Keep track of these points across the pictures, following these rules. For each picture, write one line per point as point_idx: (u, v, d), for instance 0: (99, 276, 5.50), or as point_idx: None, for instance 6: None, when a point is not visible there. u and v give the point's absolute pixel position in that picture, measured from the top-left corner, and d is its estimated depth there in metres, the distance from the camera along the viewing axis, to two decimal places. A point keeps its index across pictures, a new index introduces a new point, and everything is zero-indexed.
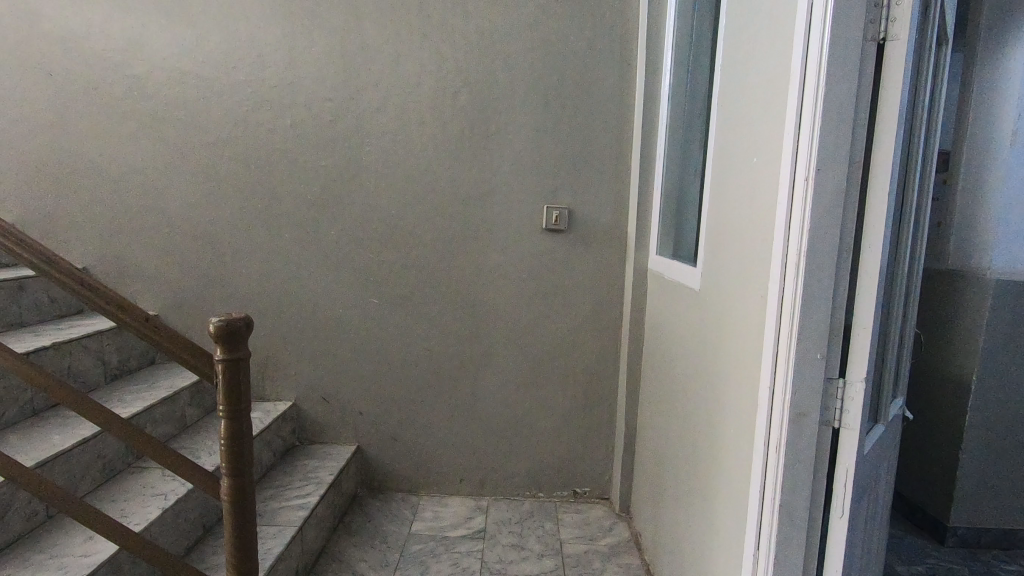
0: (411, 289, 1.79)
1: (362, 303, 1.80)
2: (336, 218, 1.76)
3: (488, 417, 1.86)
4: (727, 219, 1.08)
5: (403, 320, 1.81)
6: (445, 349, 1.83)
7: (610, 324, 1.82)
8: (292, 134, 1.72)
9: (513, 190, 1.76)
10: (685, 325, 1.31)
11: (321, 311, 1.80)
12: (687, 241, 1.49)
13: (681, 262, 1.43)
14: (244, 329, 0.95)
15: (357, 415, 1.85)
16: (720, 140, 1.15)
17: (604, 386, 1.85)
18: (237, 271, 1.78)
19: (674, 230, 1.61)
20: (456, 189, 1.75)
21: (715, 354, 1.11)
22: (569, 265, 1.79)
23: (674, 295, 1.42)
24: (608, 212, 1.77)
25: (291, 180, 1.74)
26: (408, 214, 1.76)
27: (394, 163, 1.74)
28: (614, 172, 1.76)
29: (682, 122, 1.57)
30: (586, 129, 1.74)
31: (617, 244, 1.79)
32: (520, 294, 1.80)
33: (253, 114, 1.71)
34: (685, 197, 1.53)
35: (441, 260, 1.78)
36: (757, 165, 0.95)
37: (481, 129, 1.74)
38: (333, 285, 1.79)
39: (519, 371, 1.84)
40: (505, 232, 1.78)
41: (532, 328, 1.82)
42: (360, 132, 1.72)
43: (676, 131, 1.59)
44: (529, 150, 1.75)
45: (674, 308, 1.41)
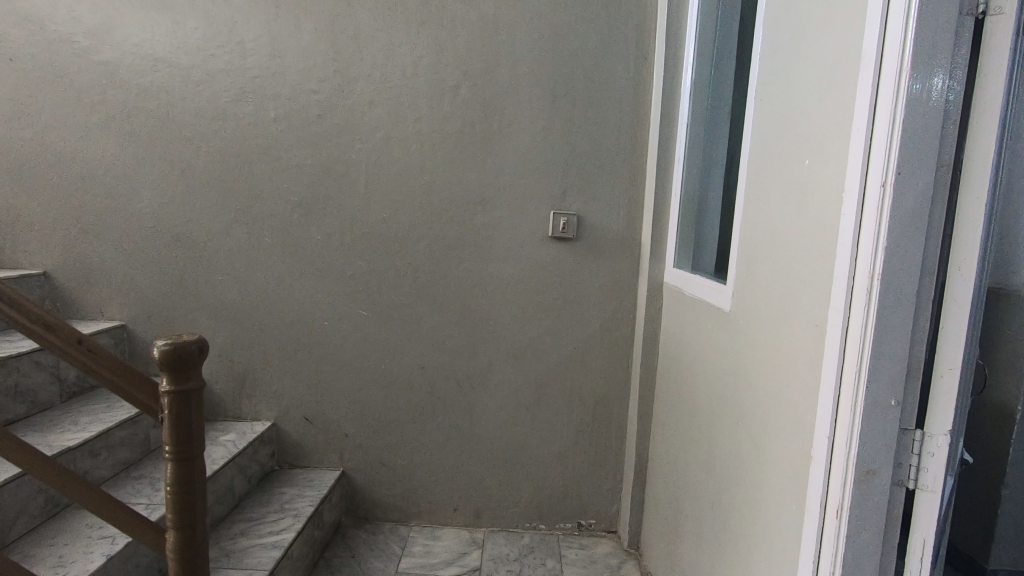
0: (403, 300, 1.64)
1: (350, 314, 1.64)
2: (323, 222, 1.61)
3: (485, 441, 1.70)
4: (767, 233, 0.92)
5: (395, 334, 1.66)
6: (440, 366, 1.67)
7: (620, 341, 1.67)
8: (275, 127, 1.57)
9: (517, 194, 1.61)
10: (711, 351, 1.15)
11: (305, 322, 1.65)
12: (710, 253, 1.35)
13: (705, 278, 1.27)
14: (197, 354, 0.80)
15: (341, 436, 1.69)
16: (756, 141, 1.00)
17: (613, 409, 1.69)
18: (213, 277, 1.62)
19: (695, 241, 1.46)
20: (455, 192, 1.60)
21: (751, 391, 0.95)
22: (577, 277, 1.64)
23: (696, 315, 1.26)
24: (621, 219, 1.62)
25: (274, 179, 1.59)
26: (402, 218, 1.61)
27: (388, 162, 1.59)
28: (628, 177, 1.61)
29: (705, 122, 1.42)
30: (597, 128, 1.59)
31: (629, 255, 1.64)
32: (523, 308, 1.65)
33: (233, 107, 1.56)
34: (708, 205, 1.39)
35: (438, 269, 1.63)
36: (811, 169, 0.79)
37: (483, 126, 1.59)
38: (319, 294, 1.64)
39: (520, 391, 1.69)
40: (508, 240, 1.63)
41: (536, 345, 1.67)
42: (350, 127, 1.57)
43: (698, 132, 1.45)
44: (535, 150, 1.60)
45: (696, 330, 1.26)
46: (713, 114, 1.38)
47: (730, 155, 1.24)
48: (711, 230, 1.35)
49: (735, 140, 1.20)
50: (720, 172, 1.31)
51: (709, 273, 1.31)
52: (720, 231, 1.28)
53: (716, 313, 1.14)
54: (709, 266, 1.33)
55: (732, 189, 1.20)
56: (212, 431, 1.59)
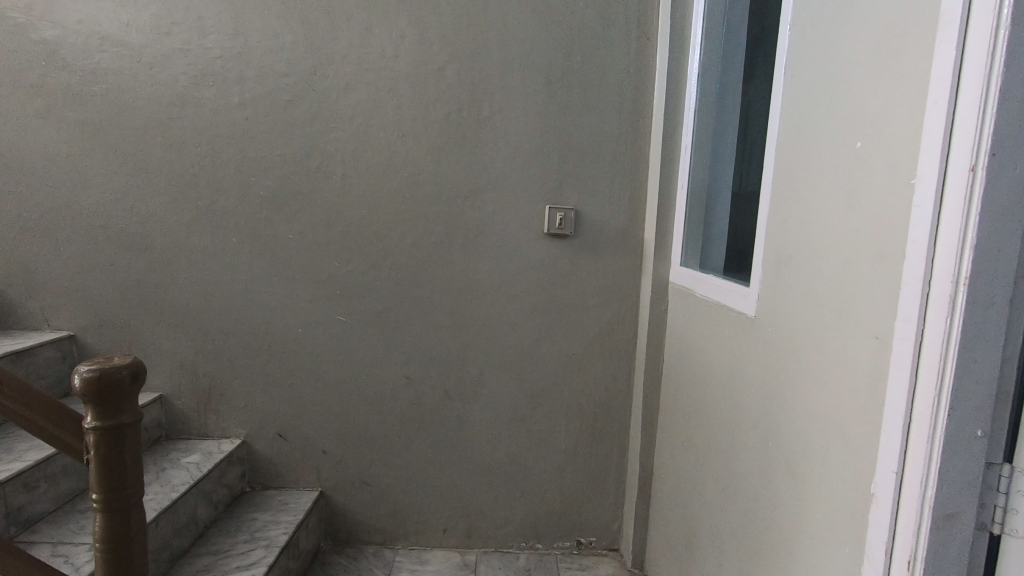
0: (386, 305, 1.50)
1: (327, 320, 1.50)
2: (295, 219, 1.46)
3: (476, 456, 1.57)
4: (806, 230, 0.80)
5: (377, 342, 1.51)
6: (426, 376, 1.53)
7: (621, 345, 1.55)
8: (240, 114, 1.41)
9: (509, 188, 1.48)
10: (731, 361, 1.03)
11: (277, 330, 1.50)
12: (723, 252, 1.23)
13: (720, 279, 1.15)
14: (130, 382, 0.65)
15: (319, 454, 1.55)
16: (786, 126, 0.87)
17: (614, 419, 1.58)
18: (174, 281, 1.47)
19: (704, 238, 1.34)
20: (442, 185, 1.46)
21: (788, 412, 0.83)
22: (575, 277, 1.52)
23: (711, 320, 1.14)
24: (621, 214, 1.50)
25: (240, 171, 1.43)
26: (383, 214, 1.47)
27: (366, 152, 1.44)
28: (629, 169, 1.49)
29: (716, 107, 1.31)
30: (596, 116, 1.47)
31: (631, 253, 1.52)
32: (517, 311, 1.52)
33: (192, 92, 1.40)
34: (720, 198, 1.28)
35: (424, 270, 1.49)
36: (868, 154, 0.67)
37: (472, 113, 1.45)
38: (293, 299, 1.49)
39: (515, 402, 1.56)
40: (500, 237, 1.49)
41: (531, 351, 1.54)
42: (324, 114, 1.42)
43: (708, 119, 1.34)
44: (529, 140, 1.47)
45: (711, 337, 1.13)
46: (725, 99, 1.27)
47: (746, 142, 1.12)
48: (723, 227, 1.24)
49: (754, 126, 1.08)
50: (734, 162, 1.20)
51: (723, 273, 1.19)
52: (735, 227, 1.17)
53: (737, 320, 1.02)
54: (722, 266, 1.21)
55: (750, 180, 1.08)
56: (173, 452, 1.43)
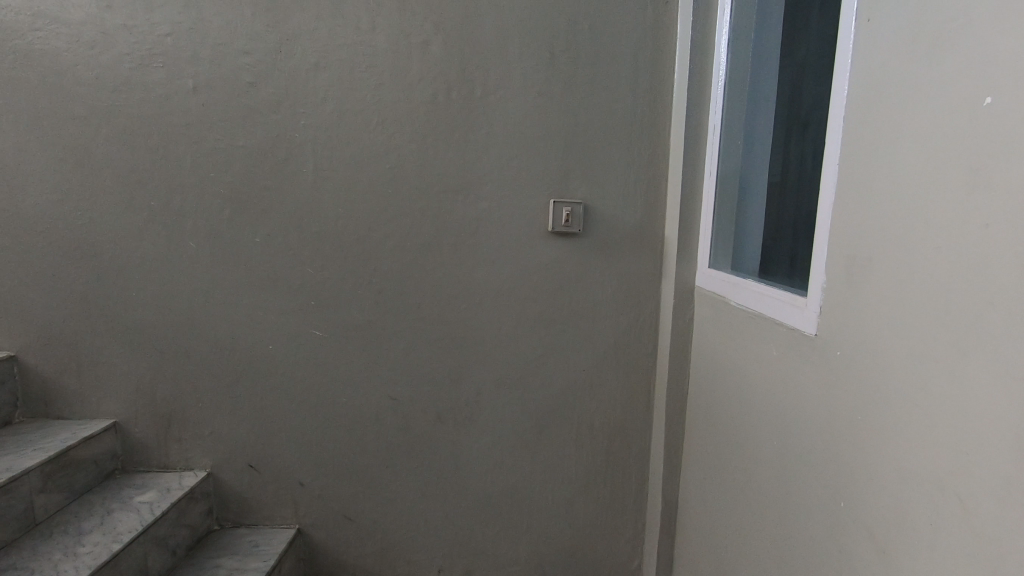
0: (368, 316, 1.31)
1: (301, 334, 1.31)
2: (263, 219, 1.27)
3: (475, 487, 1.38)
4: (894, 225, 0.60)
5: (359, 359, 1.32)
6: (416, 397, 1.34)
7: (638, 359, 1.35)
8: (195, 100, 1.22)
9: (508, 180, 1.28)
10: (783, 389, 0.83)
11: (246, 347, 1.31)
12: (764, 250, 1.03)
13: (763, 284, 0.95)
14: None
15: (296, 486, 1.36)
16: (862, 89, 0.67)
17: (631, 443, 1.38)
18: (126, 293, 1.28)
19: (739, 235, 1.15)
20: (430, 178, 1.27)
21: (872, 466, 0.63)
22: (585, 281, 1.32)
23: (752, 334, 0.94)
24: (637, 208, 1.30)
25: (198, 166, 1.24)
26: (363, 213, 1.27)
27: (342, 141, 1.25)
28: (646, 155, 1.29)
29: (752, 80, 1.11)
30: (606, 95, 1.27)
31: (649, 253, 1.32)
32: (518, 321, 1.32)
33: (140, 75, 1.21)
34: (758, 185, 1.08)
35: (410, 277, 1.30)
36: (1006, 113, 0.46)
37: (463, 94, 1.25)
38: (262, 311, 1.30)
39: (517, 426, 1.36)
40: (498, 238, 1.29)
41: (536, 368, 1.34)
42: (292, 98, 1.23)
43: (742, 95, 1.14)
44: (530, 124, 1.27)
45: (754, 355, 0.93)
46: (764, 68, 1.08)
47: (794, 117, 0.92)
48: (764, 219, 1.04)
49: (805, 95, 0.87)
50: (776, 143, 1.00)
51: (764, 277, 0.99)
52: (779, 221, 0.97)
53: (789, 338, 0.81)
54: (762, 267, 1.01)
55: (799, 162, 0.88)
56: (126, 490, 1.25)
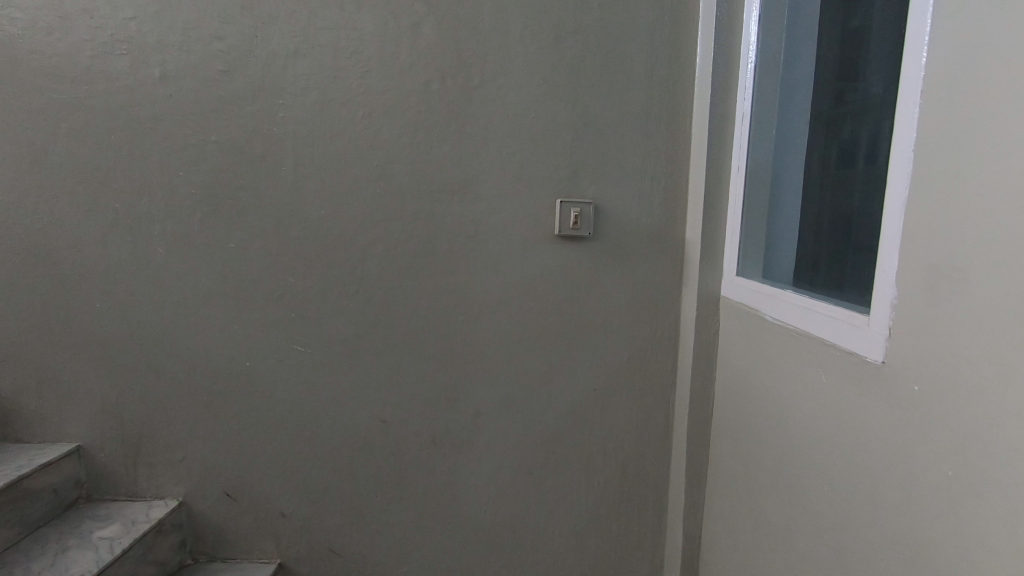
0: (355, 329, 1.18)
1: (282, 350, 1.18)
2: (239, 223, 1.15)
3: (474, 518, 1.24)
4: (1000, 230, 0.45)
5: (345, 377, 1.19)
6: (409, 420, 1.21)
7: (656, 376, 1.21)
8: (162, 90, 1.10)
9: (510, 178, 1.15)
10: (839, 426, 0.69)
11: (221, 363, 1.19)
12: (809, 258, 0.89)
13: (808, 297, 0.81)
14: None
15: (276, 517, 1.24)
16: (949, 54, 0.52)
17: (648, 470, 1.24)
18: (90, 304, 1.17)
19: (777, 242, 1.01)
20: (422, 176, 1.14)
21: (985, 539, 0.47)
22: (596, 290, 1.18)
23: (794, 357, 0.80)
24: (653, 209, 1.17)
25: (167, 164, 1.12)
26: (350, 215, 1.15)
27: (325, 135, 1.12)
28: (664, 149, 1.16)
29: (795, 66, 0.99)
30: (619, 82, 1.14)
31: (667, 259, 1.18)
32: (522, 334, 1.19)
33: (102, 64, 1.09)
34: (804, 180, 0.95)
35: (400, 285, 1.17)
36: None
37: (459, 82, 1.12)
38: (238, 324, 1.18)
39: (521, 450, 1.22)
40: (498, 242, 1.16)
41: (541, 387, 1.21)
42: (269, 87, 1.11)
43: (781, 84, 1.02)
44: (534, 114, 1.14)
45: (796, 381, 0.79)
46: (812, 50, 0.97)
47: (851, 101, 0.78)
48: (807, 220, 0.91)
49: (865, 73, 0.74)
50: (825, 133, 0.87)
51: (809, 289, 0.85)
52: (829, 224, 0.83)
53: (847, 367, 0.67)
54: (808, 278, 0.87)
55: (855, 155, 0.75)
56: (87, 523, 1.13)
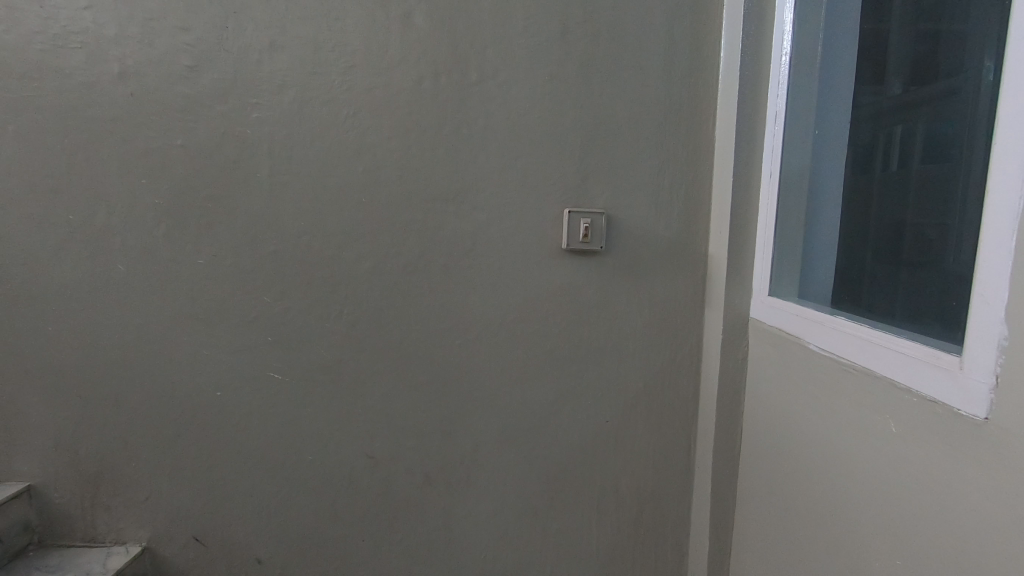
0: (340, 355, 1.05)
1: (257, 377, 1.06)
2: (208, 236, 1.02)
3: (474, 564, 1.11)
4: None
5: (328, 409, 1.07)
6: (400, 455, 1.08)
7: (675, 405, 1.09)
8: (122, 88, 0.98)
9: (512, 185, 1.03)
10: (923, 487, 0.56)
11: (189, 393, 1.06)
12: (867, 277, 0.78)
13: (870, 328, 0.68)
14: None
15: (252, 564, 1.11)
16: None
17: (666, 510, 1.11)
18: (41, 328, 1.04)
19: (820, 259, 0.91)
20: (414, 184, 1.02)
21: None
22: (608, 310, 1.06)
23: (852, 397, 0.67)
24: (672, 220, 1.05)
25: (127, 170, 1.00)
26: (333, 228, 1.02)
27: (304, 138, 1.00)
28: (684, 154, 1.04)
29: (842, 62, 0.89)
30: (633, 78, 1.02)
31: (687, 275, 1.06)
32: (526, 359, 1.07)
33: (54, 58, 0.97)
34: (853, 184, 0.84)
35: (390, 305, 1.05)
36: None
37: (455, 78, 1.00)
38: (208, 349, 1.05)
39: (526, 489, 1.10)
40: (499, 257, 1.04)
41: (548, 417, 1.08)
42: (242, 85, 0.99)
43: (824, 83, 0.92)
44: (539, 114, 1.02)
45: (858, 429, 0.66)
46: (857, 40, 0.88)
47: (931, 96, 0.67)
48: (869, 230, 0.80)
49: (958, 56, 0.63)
50: (894, 132, 0.76)
51: (869, 315, 0.73)
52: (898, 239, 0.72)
53: (945, 418, 0.54)
54: (867, 303, 0.76)
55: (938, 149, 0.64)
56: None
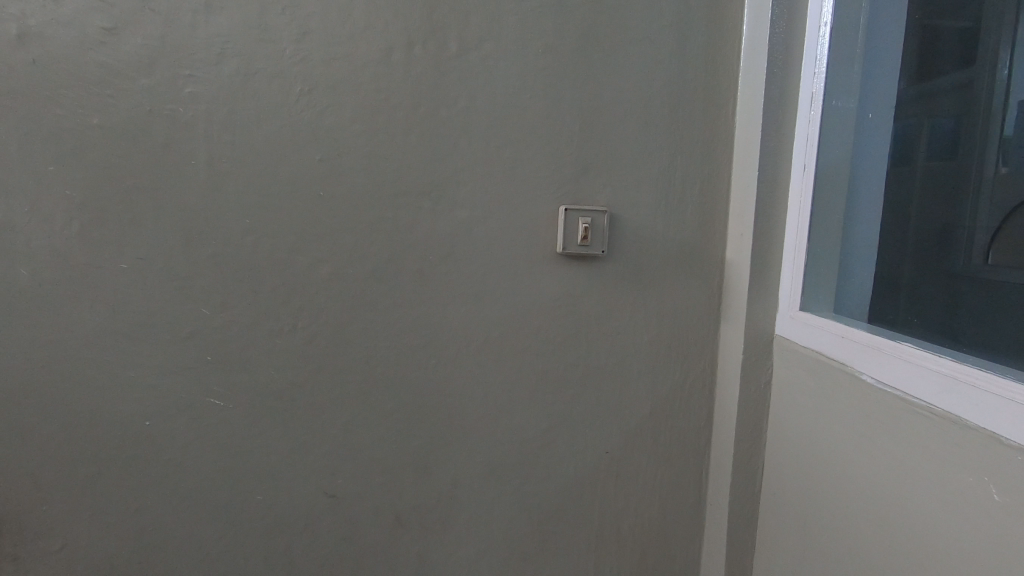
0: (295, 376, 0.89)
1: (195, 403, 0.88)
2: (133, 235, 0.85)
3: None
4: None
5: (283, 440, 0.90)
6: (367, 494, 0.92)
7: (685, 433, 0.95)
8: (20, 53, 0.80)
9: (499, 178, 0.87)
10: None
11: (110, 426, 0.88)
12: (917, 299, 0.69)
13: (957, 362, 0.56)
14: None
15: None
16: None
17: (674, 551, 0.98)
18: None
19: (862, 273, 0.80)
20: (383, 174, 0.86)
21: None
22: (610, 324, 0.92)
23: (937, 448, 0.55)
24: (683, 221, 0.91)
25: (29, 154, 0.82)
26: (285, 226, 0.86)
27: (251, 118, 0.84)
28: (698, 143, 0.90)
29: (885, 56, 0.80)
30: (640, 54, 0.88)
31: (700, 284, 0.92)
32: (515, 380, 0.92)
33: None
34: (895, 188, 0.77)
35: (355, 318, 0.89)
36: None
37: (431, 50, 0.85)
38: (135, 372, 0.87)
39: (514, 529, 0.95)
40: (485, 262, 0.89)
41: (540, 447, 0.93)
42: (173, 53, 0.82)
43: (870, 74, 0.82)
44: (530, 95, 0.87)
45: (954, 491, 0.53)
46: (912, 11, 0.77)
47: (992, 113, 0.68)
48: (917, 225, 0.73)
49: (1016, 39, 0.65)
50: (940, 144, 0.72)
51: (942, 343, 0.62)
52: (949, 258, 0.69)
53: None
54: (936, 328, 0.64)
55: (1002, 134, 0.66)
56: None
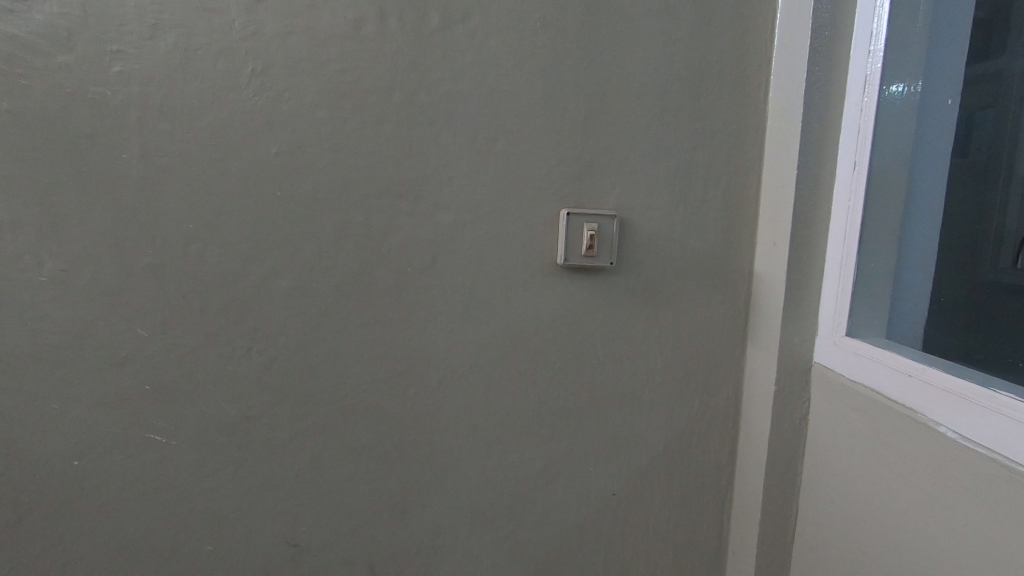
0: (250, 407, 0.76)
1: (133, 439, 0.75)
2: (53, 243, 0.71)
3: None
4: None
5: (236, 483, 0.77)
6: (338, 541, 0.80)
7: (704, 469, 0.82)
8: None
9: (489, 176, 0.74)
10: None
11: (29, 467, 0.74)
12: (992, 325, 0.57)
13: None
14: None
15: None
16: None
17: None
18: None
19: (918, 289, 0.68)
20: (352, 171, 0.73)
21: None
22: (619, 346, 0.79)
23: None
24: (705, 226, 0.78)
25: None
26: (237, 232, 0.73)
27: (193, 104, 0.70)
28: (723, 137, 0.77)
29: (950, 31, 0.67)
30: (656, 31, 0.75)
31: (723, 301, 0.80)
32: (509, 410, 0.79)
33: None
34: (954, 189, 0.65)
35: (321, 340, 0.76)
36: None
37: (408, 23, 0.71)
38: (57, 404, 0.74)
39: None
40: (473, 274, 0.76)
41: (537, 486, 0.81)
42: (97, 24, 0.68)
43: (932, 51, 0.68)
44: (526, 78, 0.73)
45: None
46: None
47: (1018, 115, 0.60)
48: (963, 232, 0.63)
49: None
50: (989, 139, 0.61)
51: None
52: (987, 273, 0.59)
53: None
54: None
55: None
56: None
